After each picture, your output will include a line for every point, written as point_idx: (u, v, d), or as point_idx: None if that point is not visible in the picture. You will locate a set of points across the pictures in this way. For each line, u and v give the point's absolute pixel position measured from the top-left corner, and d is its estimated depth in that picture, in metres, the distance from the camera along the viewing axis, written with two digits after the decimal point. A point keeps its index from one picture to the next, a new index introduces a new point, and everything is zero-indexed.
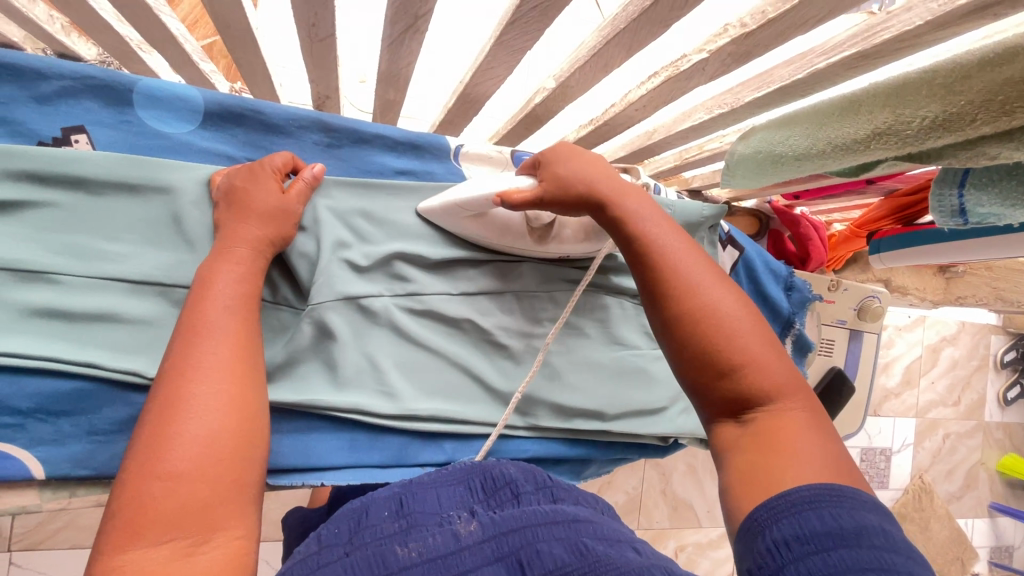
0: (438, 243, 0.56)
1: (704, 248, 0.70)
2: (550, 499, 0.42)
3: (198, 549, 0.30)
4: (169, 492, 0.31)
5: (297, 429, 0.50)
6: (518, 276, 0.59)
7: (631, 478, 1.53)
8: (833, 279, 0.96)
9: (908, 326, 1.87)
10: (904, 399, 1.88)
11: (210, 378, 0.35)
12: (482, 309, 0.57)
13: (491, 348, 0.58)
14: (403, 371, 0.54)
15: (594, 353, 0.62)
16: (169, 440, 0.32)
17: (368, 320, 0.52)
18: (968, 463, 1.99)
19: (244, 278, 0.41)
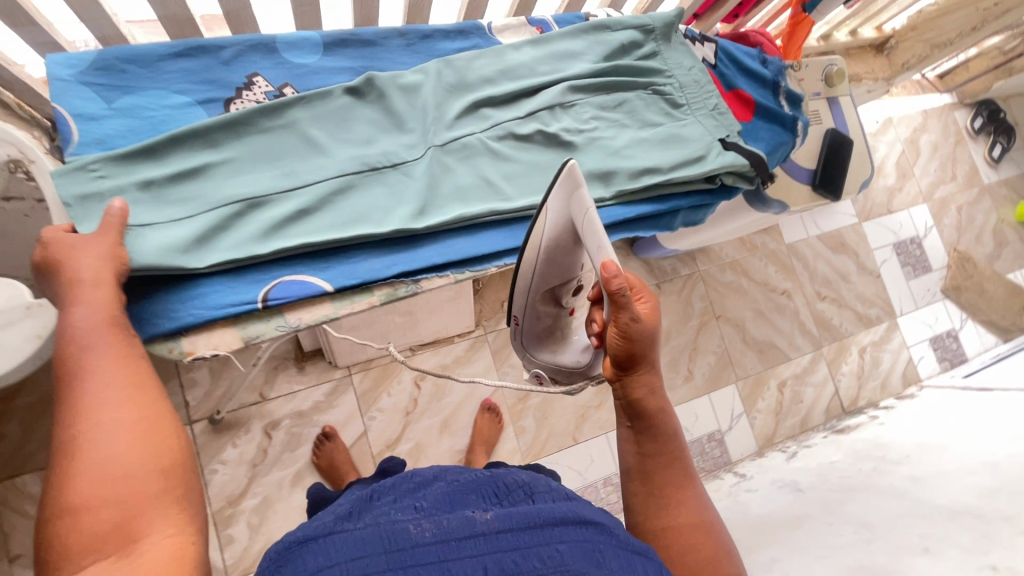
0: (501, 89, 0.81)
1: (681, 46, 0.89)
2: (564, 497, 0.56)
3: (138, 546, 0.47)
4: (91, 518, 0.48)
5: (477, 231, 0.78)
6: (562, 95, 0.83)
7: (712, 337, 1.68)
8: (794, 62, 1.13)
9: (880, 131, 2.06)
10: (907, 190, 2.05)
11: (110, 438, 0.53)
12: (544, 122, 0.82)
13: (562, 149, 0.82)
14: (507, 180, 0.79)
15: (637, 134, 0.83)
16: (79, 488, 0.50)
17: (473, 150, 0.79)
18: (990, 224, 2.15)
19: (119, 366, 0.58)
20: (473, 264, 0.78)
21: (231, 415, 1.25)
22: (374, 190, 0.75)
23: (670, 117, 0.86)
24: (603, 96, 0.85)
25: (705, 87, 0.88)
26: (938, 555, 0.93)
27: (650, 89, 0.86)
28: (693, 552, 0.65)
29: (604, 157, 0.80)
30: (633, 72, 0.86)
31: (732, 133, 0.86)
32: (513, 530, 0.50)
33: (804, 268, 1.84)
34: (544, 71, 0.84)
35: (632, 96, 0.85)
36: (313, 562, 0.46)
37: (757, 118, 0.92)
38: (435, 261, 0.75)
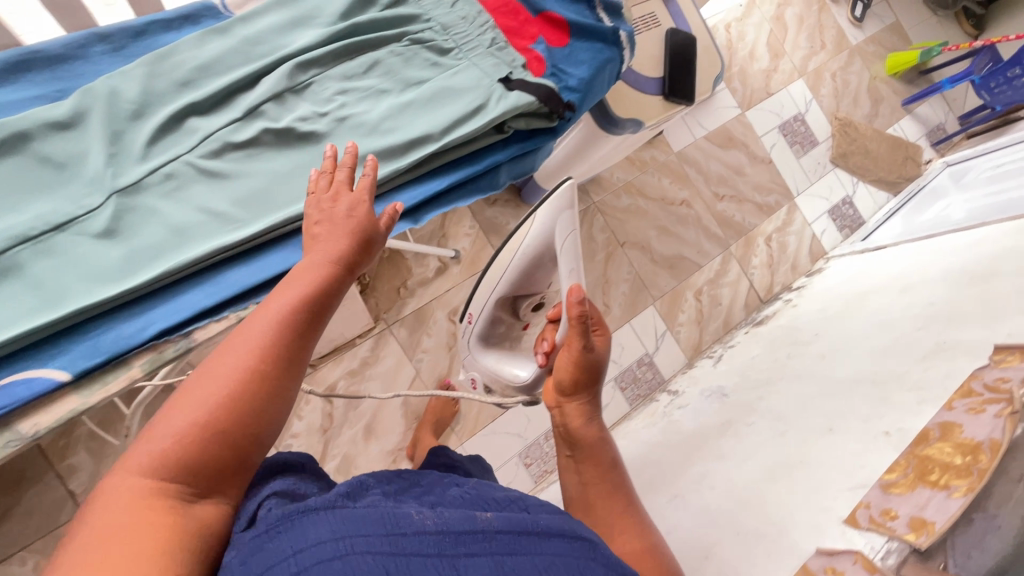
0: (206, 91, 0.73)
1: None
2: (548, 512, 0.58)
3: (122, 531, 0.44)
4: (146, 454, 0.48)
5: (253, 258, 0.74)
6: (292, 79, 0.75)
7: (622, 265, 1.66)
8: None
9: (746, 13, 2.01)
10: (782, 69, 2.04)
11: (183, 411, 0.51)
12: (273, 118, 0.74)
13: (306, 143, 0.75)
14: (241, 202, 0.73)
15: (395, 100, 0.77)
16: (151, 434, 0.50)
17: (188, 175, 0.71)
18: (865, 84, 2.19)
19: (234, 379, 0.53)
20: (255, 294, 0.74)
21: None
22: (89, 245, 0.67)
23: (434, 70, 0.80)
24: (344, 66, 0.77)
25: (474, 21, 0.81)
26: (841, 430, 0.97)
27: (404, 41, 0.79)
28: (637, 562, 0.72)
29: (355, 140, 0.74)
30: (368, 32, 0.78)
31: (516, 69, 0.80)
32: (510, 534, 0.52)
33: (699, 173, 1.82)
34: (263, 56, 0.76)
35: (385, 55, 0.79)
36: (312, 534, 0.46)
37: (574, 39, 0.84)
38: (201, 304, 0.71)
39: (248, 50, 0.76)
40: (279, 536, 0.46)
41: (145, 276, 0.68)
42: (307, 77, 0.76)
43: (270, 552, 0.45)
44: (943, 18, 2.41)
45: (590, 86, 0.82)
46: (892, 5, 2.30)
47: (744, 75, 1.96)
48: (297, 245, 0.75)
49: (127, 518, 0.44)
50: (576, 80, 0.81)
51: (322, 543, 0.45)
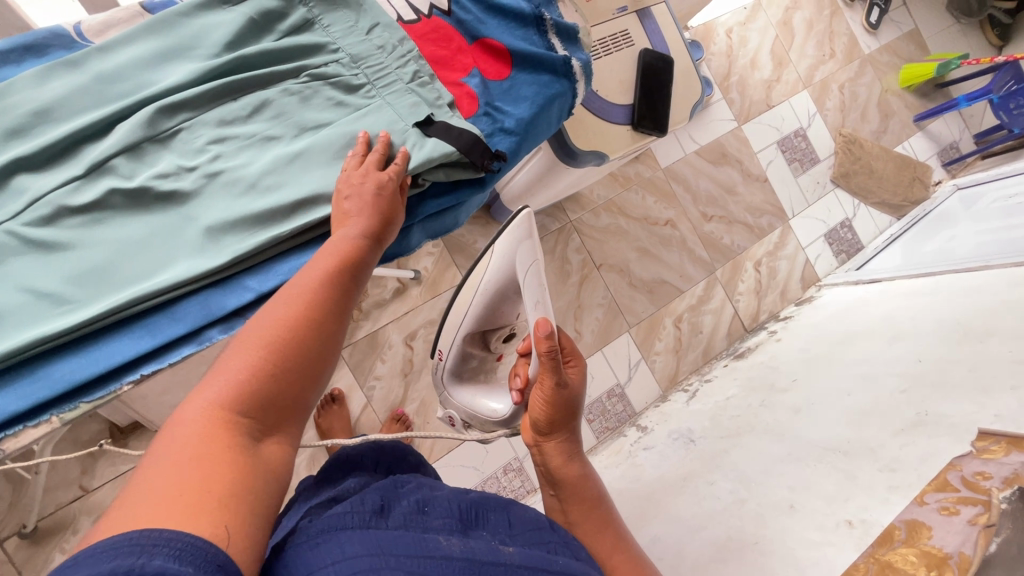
0: (36, 138, 0.54)
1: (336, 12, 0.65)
2: (566, 553, 0.56)
3: (195, 465, 0.37)
4: (194, 405, 0.40)
5: (89, 343, 0.52)
6: (144, 124, 0.56)
7: (597, 289, 1.56)
8: None
9: (750, 17, 1.86)
10: (785, 80, 1.90)
11: (242, 358, 0.43)
12: (126, 176, 0.55)
13: (167, 203, 0.56)
14: (77, 277, 0.52)
15: (283, 150, 0.60)
16: (212, 376, 0.42)
17: (10, 249, 0.51)
18: (875, 98, 2.04)
19: (273, 343, 0.45)
20: (88, 393, 0.51)
21: (46, 522, 1.07)
22: None
23: (339, 111, 0.63)
24: (223, 110, 0.59)
25: (393, 50, 0.65)
26: (802, 512, 0.89)
27: (300, 77, 0.62)
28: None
29: (229, 202, 0.57)
30: (257, 65, 0.60)
31: (442, 108, 0.65)
32: (533, 570, 0.50)
33: (687, 191, 1.71)
34: (117, 96, 0.57)
35: (274, 95, 0.61)
36: (348, 550, 0.43)
37: (516, 70, 0.73)
38: (15, 410, 0.48)
39: (98, 89, 0.56)
40: (316, 547, 0.43)
41: None
42: (173, 125, 0.57)
43: (310, 559, 0.42)
44: (966, 26, 2.24)
45: (529, 127, 0.71)
46: (911, 11, 2.13)
47: (743, 86, 1.83)
48: (148, 330, 0.53)
49: (178, 459, 0.37)
50: (514, 120, 0.70)
51: (359, 557, 0.43)
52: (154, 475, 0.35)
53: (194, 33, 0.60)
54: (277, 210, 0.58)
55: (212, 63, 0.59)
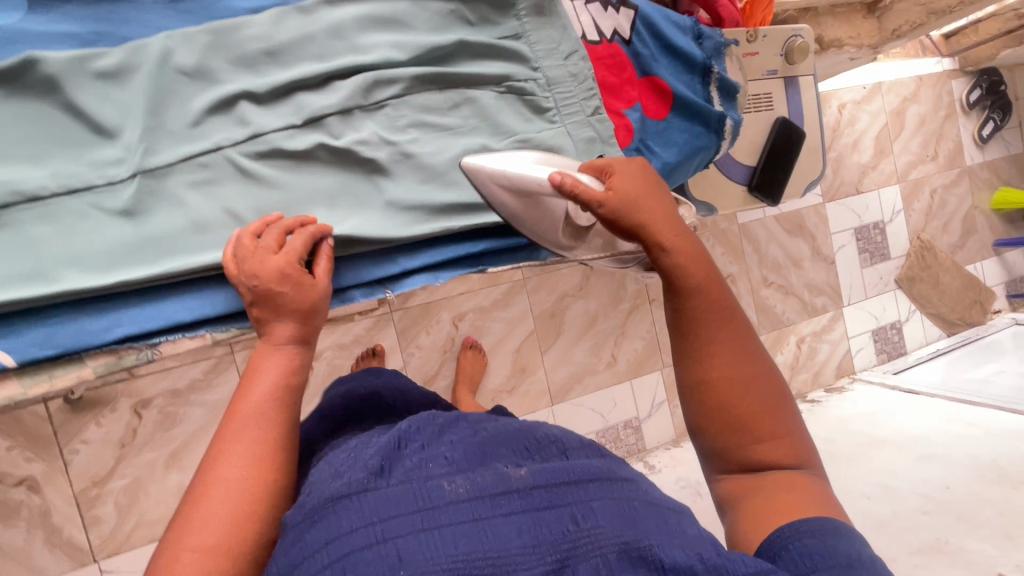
0: (262, 74, 0.53)
1: (551, 32, 0.67)
2: (596, 454, 0.49)
3: (228, 525, 0.38)
4: (215, 464, 0.41)
5: None
6: (369, 91, 0.56)
7: (643, 321, 1.58)
8: (750, 30, 0.92)
9: (866, 98, 1.84)
10: (882, 169, 1.88)
11: (253, 422, 0.43)
12: (333, 133, 0.55)
13: (360, 169, 0.56)
14: (268, 214, 0.52)
15: (473, 143, 0.61)
16: (228, 435, 0.42)
17: (214, 174, 0.51)
18: (962, 210, 2.02)
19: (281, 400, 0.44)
20: (241, 319, 0.51)
21: (89, 396, 1.13)
22: (97, 220, 0.47)
23: (530, 125, 0.65)
24: (431, 95, 0.60)
25: (585, 80, 0.67)
26: None
27: (503, 85, 0.64)
28: (817, 502, 0.46)
29: (413, 182, 0.57)
30: (476, 63, 0.62)
31: (611, 147, 0.67)
32: (556, 490, 0.42)
33: (754, 251, 1.71)
34: (339, 54, 0.56)
35: (480, 94, 0.62)
36: (343, 524, 0.38)
37: (673, 115, 0.75)
38: (181, 321, 0.48)
39: (325, 41, 0.56)
40: (311, 527, 0.38)
41: (159, 269, 0.47)
42: (386, 96, 0.57)
43: (310, 543, 0.38)
44: None
45: (671, 172, 0.74)
46: None
47: (839, 164, 1.82)
48: None
49: (214, 519, 0.38)
50: (660, 162, 0.73)
51: (353, 532, 0.37)
52: (184, 529, 0.38)
53: (420, 14, 0.60)
54: (456, 204, 0.59)
55: (435, 48, 0.59)
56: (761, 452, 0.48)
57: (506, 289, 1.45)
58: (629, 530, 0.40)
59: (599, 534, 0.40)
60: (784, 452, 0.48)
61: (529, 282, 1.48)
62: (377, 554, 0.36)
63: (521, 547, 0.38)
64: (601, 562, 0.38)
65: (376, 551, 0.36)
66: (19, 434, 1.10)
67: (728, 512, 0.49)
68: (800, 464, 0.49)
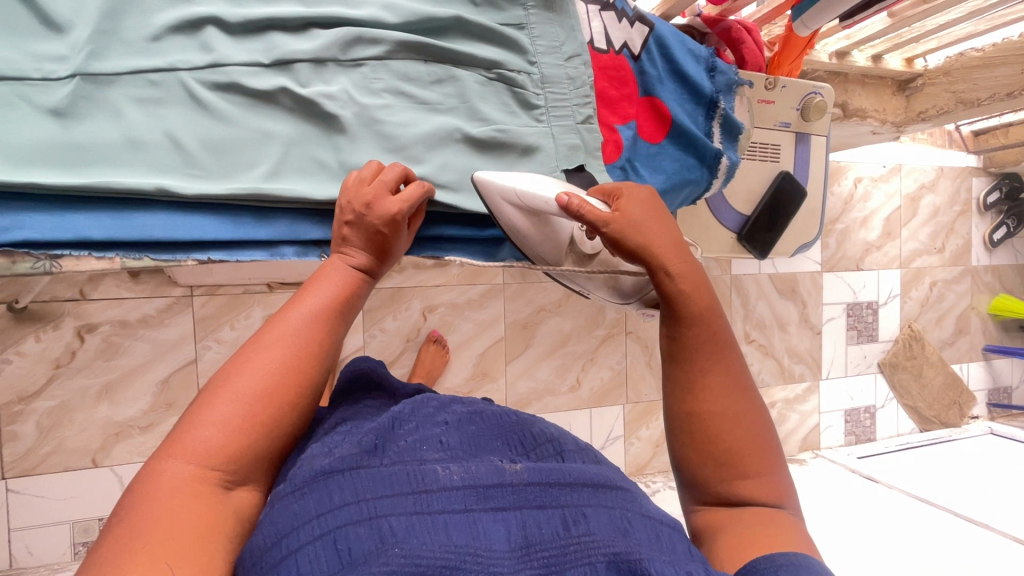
0: (239, 5, 0.52)
1: (553, 30, 0.65)
2: (592, 461, 0.50)
3: (241, 425, 0.40)
4: (241, 365, 0.42)
5: (186, 209, 0.49)
6: (348, 47, 0.55)
7: (615, 352, 1.55)
8: (771, 77, 0.90)
9: (884, 177, 1.82)
10: (886, 251, 1.86)
11: (283, 339, 0.44)
12: (299, 80, 0.54)
13: (322, 122, 0.55)
14: (211, 148, 0.50)
15: (447, 123, 0.60)
16: (261, 344, 0.44)
17: (162, 94, 0.49)
18: (958, 309, 1.99)
19: (308, 332, 0.45)
20: (159, 251, 0.49)
21: (34, 308, 1.09)
22: (25, 113, 0.45)
23: (511, 118, 0.64)
24: (413, 65, 0.58)
25: (581, 86, 0.66)
26: None
27: (492, 71, 0.62)
28: (803, 542, 0.44)
29: (374, 148, 0.56)
30: (467, 45, 0.61)
31: (594, 159, 0.66)
32: (548, 489, 0.43)
33: (741, 305, 1.69)
34: (327, 3, 0.55)
35: (465, 75, 0.61)
36: (335, 498, 0.39)
37: (668, 141, 0.73)
38: (89, 239, 0.46)
39: None
40: (299, 499, 0.39)
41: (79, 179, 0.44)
42: (366, 54, 0.56)
43: (295, 511, 0.39)
44: None
45: None
46: None
47: (844, 236, 1.79)
48: (242, 229, 0.51)
49: (231, 415, 0.40)
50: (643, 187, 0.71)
51: (347, 506, 0.38)
52: (201, 416, 0.40)
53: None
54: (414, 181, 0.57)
55: (429, 18, 0.58)
56: (740, 486, 0.47)
57: (483, 290, 1.43)
58: (619, 540, 0.41)
59: (591, 539, 0.40)
60: (765, 488, 0.47)
61: (508, 288, 1.45)
62: (369, 529, 0.37)
63: (508, 543, 0.39)
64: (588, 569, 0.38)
65: (368, 527, 0.37)
66: None
67: (705, 543, 0.48)
68: (778, 502, 0.48)
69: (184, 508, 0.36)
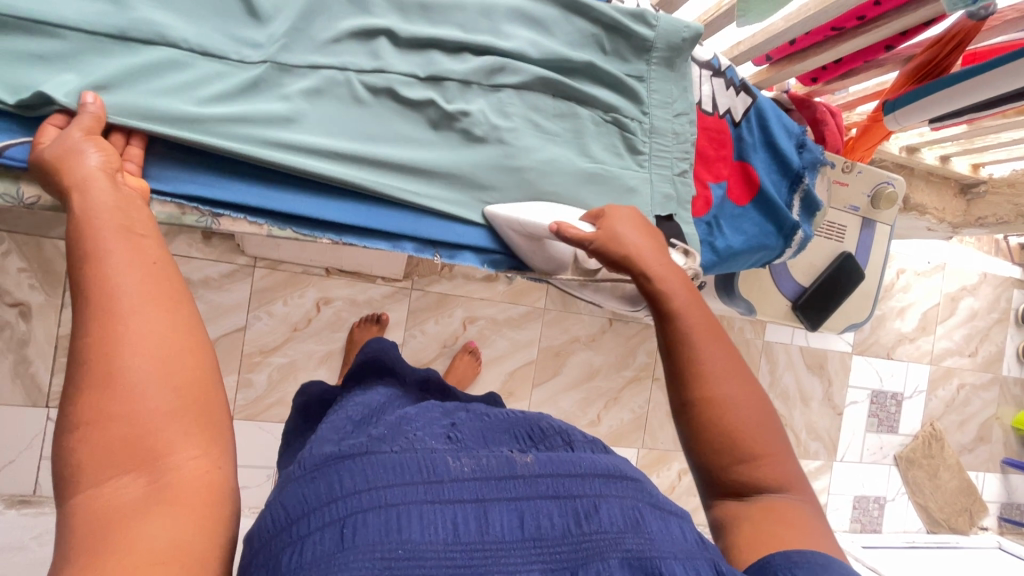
0: (409, 23, 0.58)
1: (669, 87, 0.70)
2: (601, 450, 0.48)
3: (144, 396, 0.35)
4: (102, 336, 0.36)
5: (326, 192, 0.56)
6: (492, 73, 0.61)
7: (639, 395, 1.57)
8: (848, 161, 0.95)
9: (927, 273, 1.84)
10: (918, 344, 1.87)
11: (135, 295, 0.38)
12: (446, 96, 0.59)
13: (457, 136, 0.60)
14: (359, 144, 0.56)
15: (563, 156, 0.65)
16: (110, 306, 0.37)
17: (328, 89, 0.55)
18: (982, 415, 1.98)
19: (132, 278, 0.39)
20: (299, 226, 0.56)
21: None
22: (218, 88, 0.51)
23: (616, 159, 0.69)
24: (543, 98, 0.64)
25: (684, 142, 0.71)
26: None
27: (610, 115, 0.68)
28: (815, 537, 0.44)
29: (496, 166, 0.62)
30: (592, 87, 0.66)
31: (683, 210, 0.71)
32: (554, 484, 0.42)
33: (769, 372, 1.70)
34: (481, 32, 0.61)
35: (585, 114, 0.66)
36: (347, 484, 0.38)
37: (752, 205, 0.77)
38: (246, 204, 0.53)
39: (473, 17, 0.61)
40: (310, 483, 0.39)
41: (249, 152, 0.51)
42: (506, 82, 0.62)
43: (302, 495, 0.38)
44: None
45: (730, 257, 0.76)
46: None
47: (879, 323, 1.81)
48: (371, 216, 0.57)
49: (134, 386, 0.35)
50: (725, 244, 0.76)
51: (357, 494, 0.38)
52: (96, 406, 0.34)
53: (565, 26, 0.64)
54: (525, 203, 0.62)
55: (566, 60, 0.64)
56: (742, 473, 0.48)
57: (524, 311, 1.47)
58: (631, 535, 0.40)
59: (605, 534, 0.40)
60: (769, 471, 0.48)
61: (548, 314, 1.48)
62: (381, 518, 0.37)
63: (519, 534, 0.39)
64: (604, 565, 0.38)
65: (379, 515, 0.37)
66: (35, 261, 1.13)
67: (721, 536, 0.47)
68: (789, 488, 0.48)
69: (141, 528, 0.32)
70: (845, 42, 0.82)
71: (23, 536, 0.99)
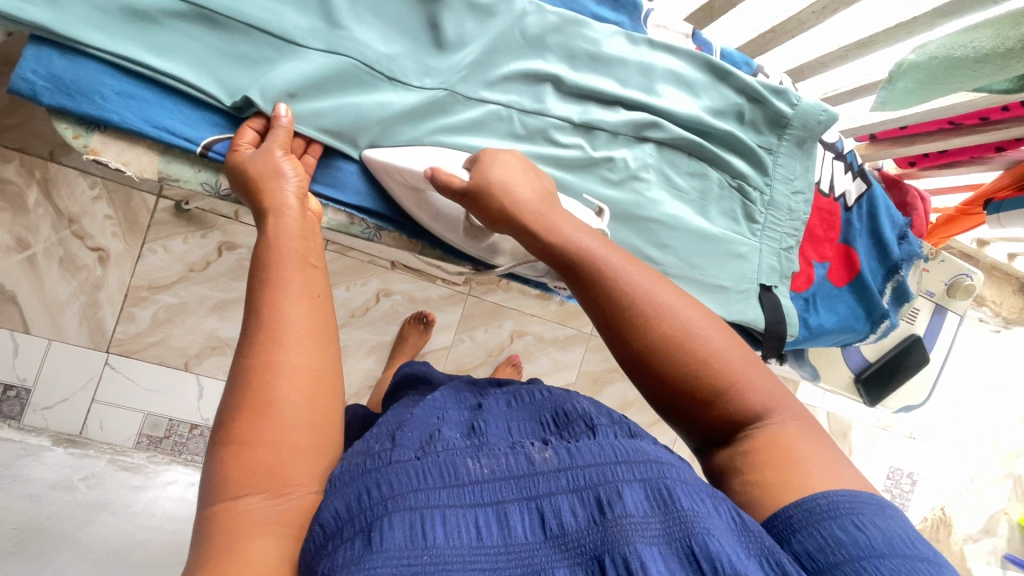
0: (575, 72, 0.61)
1: (794, 163, 0.73)
2: (628, 436, 0.39)
3: (289, 417, 0.37)
4: (268, 358, 0.38)
5: None
6: (639, 128, 0.63)
7: (667, 434, 1.58)
8: (934, 248, 0.98)
9: (963, 360, 1.86)
10: (942, 428, 1.88)
11: (295, 323, 0.40)
12: (593, 144, 0.62)
13: (596, 179, 0.63)
14: None
15: (689, 216, 0.67)
16: (275, 320, 0.39)
17: (490, 123, 0.58)
18: (992, 509, 1.98)
19: (303, 305, 0.41)
20: (448, 249, 0.64)
21: (197, 214, 1.06)
22: (399, 112, 0.54)
23: (731, 224, 0.71)
24: (680, 156, 0.67)
25: (796, 219, 0.74)
26: None
27: (735, 181, 0.70)
28: (833, 464, 0.37)
29: (629, 214, 0.64)
30: (723, 156, 0.69)
31: (782, 283, 0.74)
32: (579, 477, 0.36)
33: None
34: (635, 88, 0.64)
35: (714, 175, 0.69)
36: (375, 495, 0.35)
37: (849, 288, 0.80)
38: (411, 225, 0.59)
39: (633, 72, 0.63)
40: (341, 491, 0.36)
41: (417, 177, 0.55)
42: (651, 136, 0.64)
43: (334, 507, 0.36)
44: None
45: (820, 334, 0.78)
46: None
47: None
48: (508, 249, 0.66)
49: (294, 411, 0.38)
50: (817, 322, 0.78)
51: (383, 503, 0.34)
52: (245, 424, 0.36)
53: (711, 92, 0.67)
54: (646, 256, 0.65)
55: (707, 126, 0.66)
56: (714, 414, 0.40)
57: (572, 334, 1.49)
58: (658, 520, 0.33)
59: (631, 523, 0.33)
60: (754, 400, 0.40)
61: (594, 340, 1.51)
62: (405, 523, 0.33)
63: (542, 534, 0.34)
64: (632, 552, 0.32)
65: (405, 519, 0.33)
66: (122, 208, 1.04)
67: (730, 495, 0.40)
68: (779, 413, 0.40)
69: (252, 549, 0.34)
70: (958, 138, 0.84)
71: (72, 477, 0.89)
